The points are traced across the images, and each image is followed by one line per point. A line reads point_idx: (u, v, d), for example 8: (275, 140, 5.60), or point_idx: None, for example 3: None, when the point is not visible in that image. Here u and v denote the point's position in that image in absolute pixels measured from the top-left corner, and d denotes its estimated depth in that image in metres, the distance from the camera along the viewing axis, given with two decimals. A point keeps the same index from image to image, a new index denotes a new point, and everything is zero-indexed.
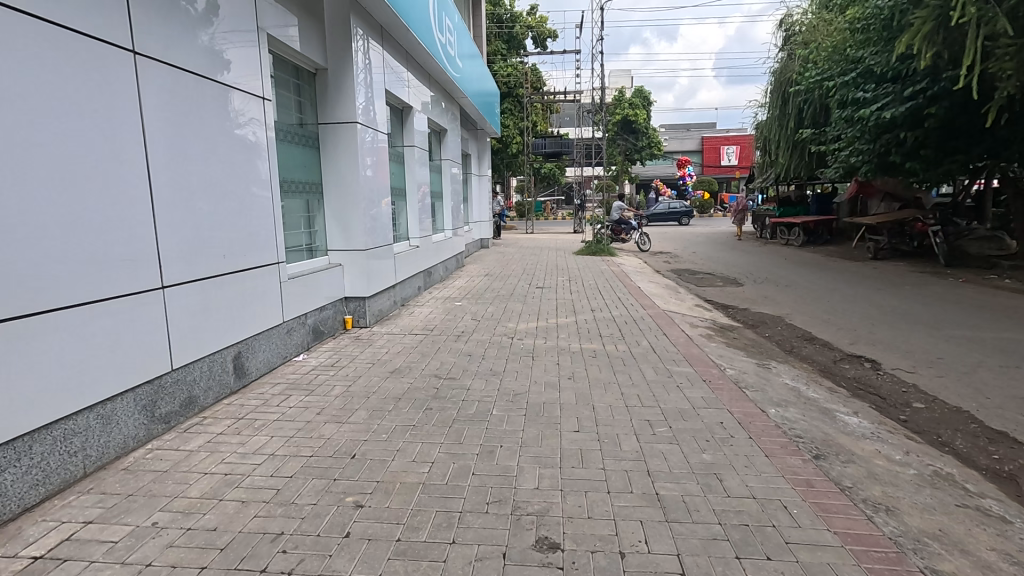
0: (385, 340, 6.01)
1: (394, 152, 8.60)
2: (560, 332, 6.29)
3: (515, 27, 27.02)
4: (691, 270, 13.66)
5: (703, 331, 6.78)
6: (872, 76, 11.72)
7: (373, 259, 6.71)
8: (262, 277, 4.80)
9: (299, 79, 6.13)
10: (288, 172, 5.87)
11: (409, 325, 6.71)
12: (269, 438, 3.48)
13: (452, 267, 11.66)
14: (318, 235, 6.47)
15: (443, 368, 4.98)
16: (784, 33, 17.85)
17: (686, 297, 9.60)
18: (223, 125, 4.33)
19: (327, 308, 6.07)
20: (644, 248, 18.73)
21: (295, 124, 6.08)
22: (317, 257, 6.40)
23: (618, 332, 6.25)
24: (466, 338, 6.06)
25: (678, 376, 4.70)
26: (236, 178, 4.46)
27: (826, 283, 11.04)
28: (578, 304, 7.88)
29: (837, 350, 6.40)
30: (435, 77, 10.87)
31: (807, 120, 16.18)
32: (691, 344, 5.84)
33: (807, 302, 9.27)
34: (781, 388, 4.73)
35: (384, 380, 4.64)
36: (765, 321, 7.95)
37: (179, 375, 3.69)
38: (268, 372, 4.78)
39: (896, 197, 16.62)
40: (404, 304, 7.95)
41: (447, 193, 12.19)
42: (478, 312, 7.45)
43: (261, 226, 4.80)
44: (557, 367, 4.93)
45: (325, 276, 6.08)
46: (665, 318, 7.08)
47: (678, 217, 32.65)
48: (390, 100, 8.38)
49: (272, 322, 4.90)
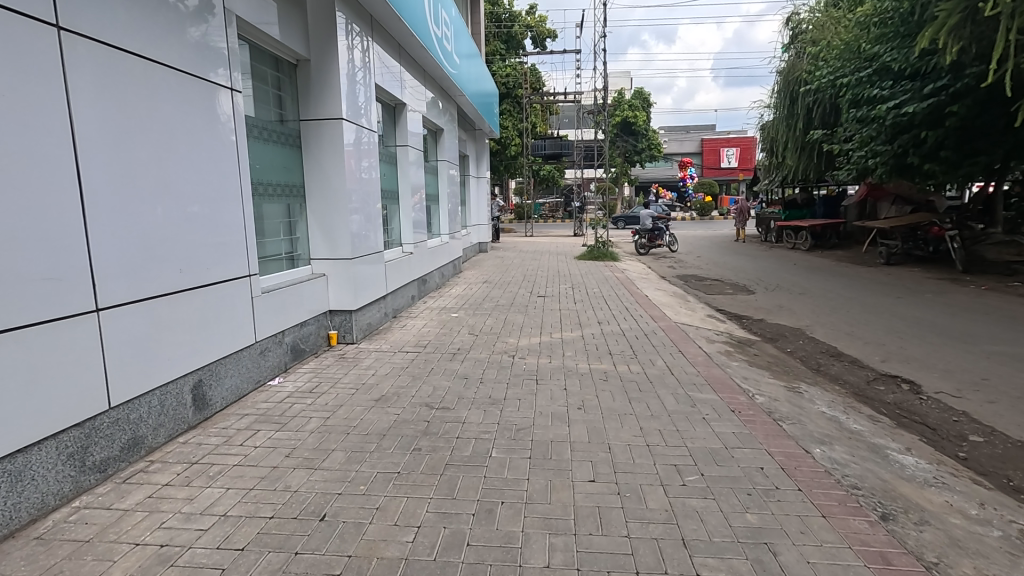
0: (372, 359, 5.43)
1: (386, 153, 7.98)
2: (566, 350, 5.71)
3: (513, 26, 26.50)
4: (699, 276, 13.08)
5: (721, 347, 6.21)
6: (889, 73, 11.18)
7: (361, 270, 6.13)
8: (230, 292, 4.20)
9: (278, 72, 5.56)
10: (263, 173, 5.28)
11: (400, 341, 6.12)
12: (223, 492, 2.90)
13: (448, 274, 11.06)
14: (300, 242, 5.90)
15: (436, 394, 4.40)
16: (791, 31, 17.32)
17: (696, 307, 9.05)
18: (188, 121, 3.76)
19: (309, 323, 5.50)
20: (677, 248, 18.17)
21: (275, 121, 5.50)
22: (299, 267, 5.83)
23: (629, 350, 5.68)
24: (462, 357, 5.48)
25: (702, 405, 4.13)
26: (202, 183, 3.89)
27: (843, 291, 10.48)
28: (584, 316, 7.31)
29: (869, 370, 5.83)
30: (430, 73, 10.30)
31: (817, 120, 15.62)
32: (711, 365, 5.27)
33: (825, 312, 8.71)
34: (819, 419, 4.17)
35: (368, 410, 4.06)
36: (785, 334, 7.38)
37: (119, 414, 3.12)
38: (237, 401, 4.20)
39: (908, 200, 16.11)
40: (396, 315, 7.37)
41: (444, 196, 11.62)
42: (475, 325, 6.86)
43: (230, 234, 4.20)
44: (564, 394, 4.37)
45: (307, 288, 5.51)
46: (679, 333, 6.52)
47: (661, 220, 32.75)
48: (381, 97, 7.80)
49: (241, 343, 4.31)
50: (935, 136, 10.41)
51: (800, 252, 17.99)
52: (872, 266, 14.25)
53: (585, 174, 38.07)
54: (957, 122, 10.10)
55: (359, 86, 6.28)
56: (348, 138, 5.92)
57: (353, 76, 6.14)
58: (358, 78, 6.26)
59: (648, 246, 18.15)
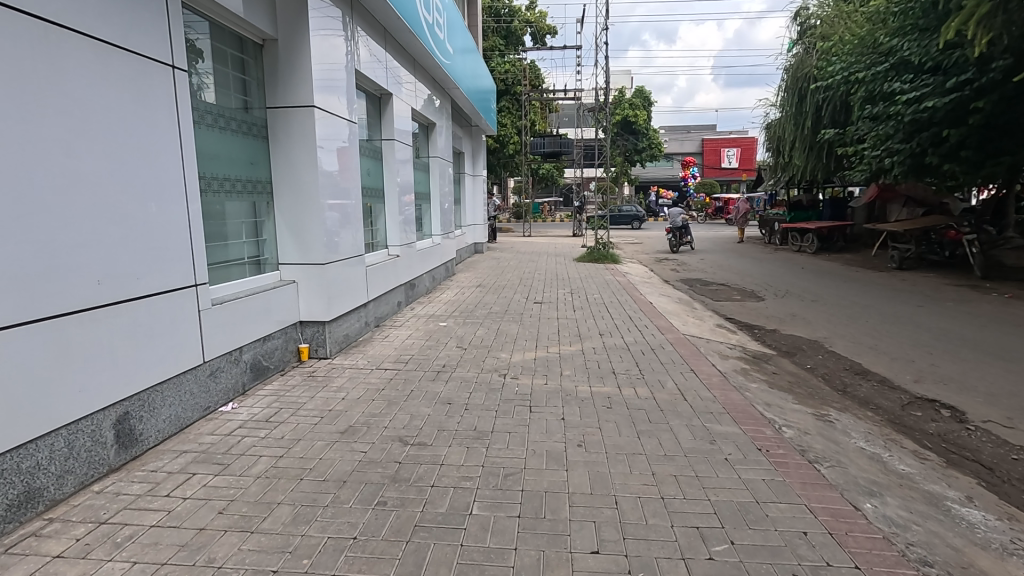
0: (345, 378, 4.80)
1: (369, 148, 7.32)
2: (564, 369, 5.09)
3: (513, 22, 25.86)
4: (704, 281, 12.48)
5: (736, 364, 5.59)
6: (909, 67, 10.60)
7: (336, 276, 5.49)
8: (170, 306, 3.55)
9: (242, 53, 4.92)
10: (222, 166, 4.64)
11: (379, 355, 5.50)
12: (124, 570, 2.28)
13: (439, 277, 10.43)
14: (266, 245, 5.28)
15: (412, 426, 3.77)
16: (799, 27, 16.67)
17: (704, 315, 8.43)
18: (112, 103, 3.13)
19: (274, 337, 4.87)
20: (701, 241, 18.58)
21: (238, 108, 4.87)
22: (265, 273, 5.22)
23: (635, 369, 5.07)
24: (447, 376, 4.86)
25: (723, 443, 3.52)
26: (131, 177, 3.25)
27: (859, 298, 9.86)
28: (583, 327, 6.69)
29: (902, 392, 5.22)
30: (421, 63, 9.64)
31: (826, 118, 14.99)
32: (728, 388, 4.65)
33: (843, 322, 8.10)
34: (861, 459, 3.55)
35: (329, 448, 3.44)
36: (802, 348, 6.77)
37: (4, 465, 2.50)
38: (176, 433, 3.57)
39: (920, 202, 15.53)
40: (379, 324, 6.74)
41: (436, 194, 10.96)
42: (464, 337, 6.24)
43: (169, 238, 3.56)
44: (561, 427, 3.75)
45: (272, 297, 4.88)
46: (689, 348, 5.90)
47: (635, 221, 32.82)
48: (364, 86, 7.15)
49: (185, 366, 3.67)
50: (958, 134, 9.80)
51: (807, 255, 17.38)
52: (884, 270, 13.65)
53: (584, 173, 37.48)
54: (983, 119, 9.49)
55: (335, 70, 5.62)
56: (319, 128, 5.23)
57: (328, 60, 5.48)
58: (333, 62, 5.60)
59: (679, 245, 18.57)
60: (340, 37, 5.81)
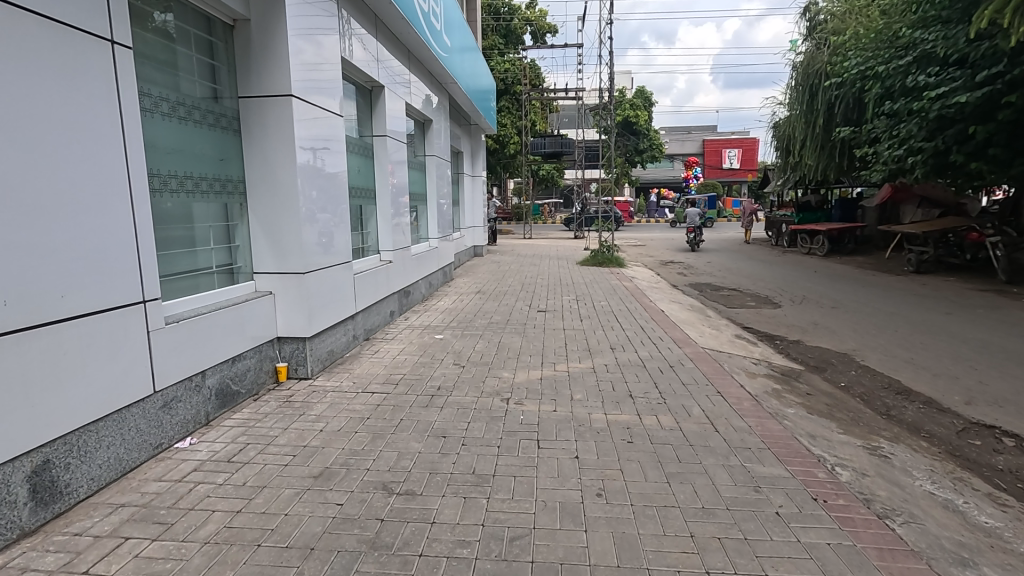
0: (327, 404, 4.21)
1: (359, 145, 6.71)
2: (574, 391, 4.52)
3: (512, 20, 25.33)
4: (714, 286, 11.91)
5: (766, 384, 5.02)
6: (933, 60, 10.05)
7: (318, 286, 4.90)
8: (111, 326, 2.97)
9: (210, 35, 4.33)
10: (185, 162, 4.04)
11: (367, 375, 4.92)
12: None
13: (436, 283, 9.84)
14: (240, 252, 4.68)
15: (399, 469, 3.19)
16: (808, 23, 16.14)
17: (720, 325, 7.86)
18: (28, 86, 2.57)
19: (245, 357, 4.28)
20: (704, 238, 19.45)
21: (206, 97, 4.28)
22: (238, 283, 4.62)
23: (655, 392, 4.49)
24: (442, 402, 4.28)
25: (771, 491, 2.94)
26: (52, 172, 2.66)
27: (882, 305, 9.28)
28: (593, 340, 6.12)
29: (955, 416, 4.64)
30: (417, 55, 9.01)
31: (839, 116, 14.42)
32: (762, 415, 4.07)
33: (870, 332, 7.52)
34: (937, 512, 2.96)
35: (298, 499, 2.86)
36: (832, 363, 6.20)
37: None
38: (117, 479, 2.99)
39: (935, 202, 14.97)
40: (369, 337, 6.17)
41: (433, 196, 10.33)
42: (463, 352, 5.66)
43: (108, 246, 2.97)
44: (575, 470, 3.18)
45: (243, 311, 4.28)
46: (711, 364, 5.33)
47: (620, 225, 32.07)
48: (352, 77, 6.50)
49: (128, 399, 3.08)
50: (986, 130, 9.23)
51: (817, 258, 16.79)
52: (902, 274, 13.08)
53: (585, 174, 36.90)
54: (1014, 113, 8.94)
55: (320, 66, 5.04)
56: (303, 126, 4.70)
57: (313, 55, 4.90)
58: (318, 57, 5.02)
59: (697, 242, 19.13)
60: (328, 31, 5.24)
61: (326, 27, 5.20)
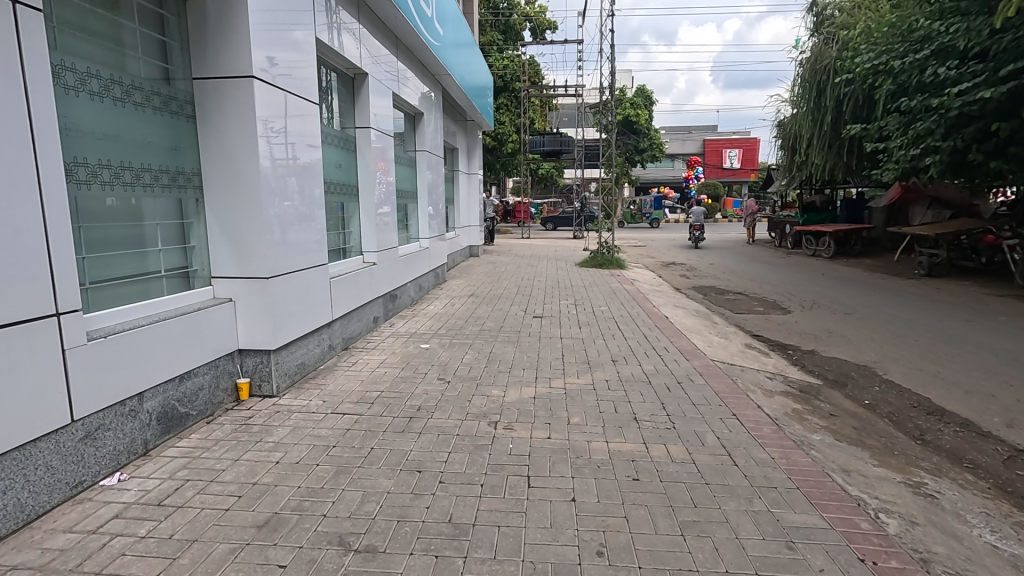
0: (288, 428, 3.68)
1: (339, 137, 6.17)
2: (571, 414, 4.00)
3: (512, 15, 24.57)
4: (719, 289, 11.41)
5: (784, 403, 4.52)
6: (951, 53, 9.59)
7: (286, 292, 4.37)
8: (8, 345, 2.44)
9: (161, 7, 3.78)
10: (127, 152, 3.47)
11: (340, 392, 4.40)
12: None
13: (427, 286, 9.32)
14: (196, 253, 4.14)
15: (360, 516, 2.68)
16: (814, 18, 15.68)
17: (728, 333, 7.36)
18: None
19: (198, 373, 3.76)
20: (704, 233, 19.62)
21: (157, 77, 3.74)
22: (194, 288, 4.08)
23: (663, 416, 3.98)
24: (420, 426, 3.76)
25: (808, 549, 2.44)
26: None
27: (898, 311, 8.78)
28: (592, 351, 5.61)
29: (998, 442, 4.14)
30: (406, 43, 8.48)
31: (847, 113, 13.92)
32: (785, 444, 3.56)
33: (888, 341, 7.01)
34: (1008, 575, 2.45)
35: (231, 560, 2.34)
36: (853, 377, 5.70)
37: None
38: (17, 530, 2.49)
39: (946, 202, 14.49)
40: (347, 346, 5.66)
41: (424, 193, 9.76)
42: (449, 364, 5.14)
43: (7, 247, 2.46)
44: (571, 518, 2.68)
45: (193, 321, 3.71)
46: (723, 380, 4.81)
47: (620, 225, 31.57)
48: (331, 61, 5.97)
49: (34, 433, 2.56)
50: (1010, 127, 8.75)
51: (823, 260, 16.31)
52: (913, 278, 12.58)
53: (585, 174, 36.39)
54: None
55: (301, 63, 4.73)
56: (302, 123, 4.75)
57: (280, 55, 4.37)
58: (299, 53, 4.70)
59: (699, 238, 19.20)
60: (295, 22, 4.65)
61: (293, 20, 4.62)
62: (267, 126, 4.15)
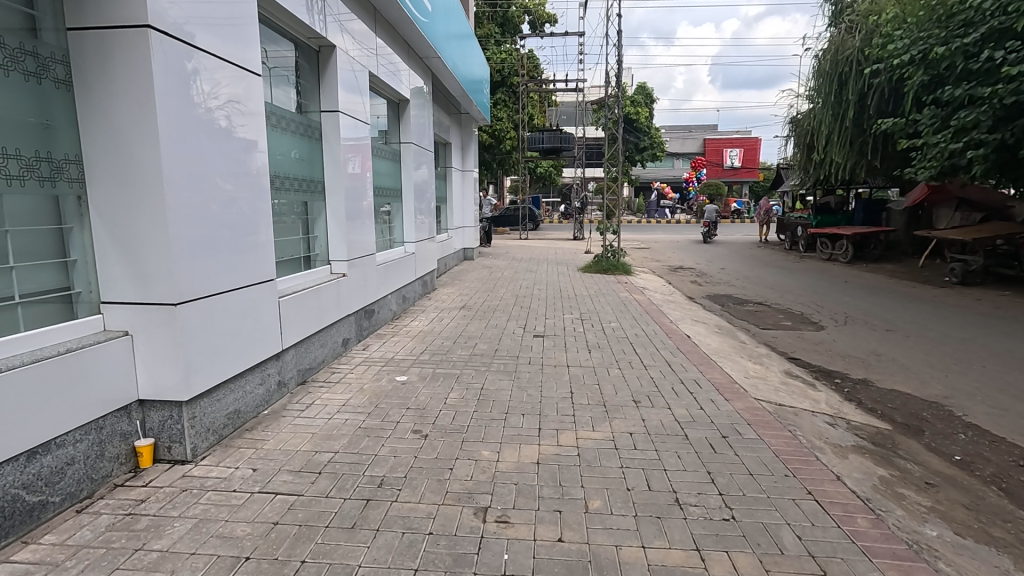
0: (187, 525, 2.57)
1: (298, 120, 5.05)
2: (586, 493, 2.92)
3: (509, 7, 23.50)
4: (737, 298, 10.37)
5: (864, 465, 3.47)
6: (1006, 36, 8.61)
7: (195, 332, 3.18)
8: None
9: None
10: None
11: (276, 455, 3.29)
12: None
13: (413, 296, 8.24)
14: (79, 269, 3.03)
15: None
16: (833, 7, 14.63)
17: (761, 356, 6.30)
18: None
19: (63, 444, 2.64)
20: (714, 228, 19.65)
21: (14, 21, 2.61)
22: (78, 317, 2.98)
23: (715, 497, 2.91)
24: (378, 520, 2.66)
25: None
26: None
27: (947, 327, 7.73)
28: (607, 388, 4.52)
29: None
30: (395, 22, 7.44)
31: (872, 108, 12.90)
32: (900, 550, 2.49)
33: (950, 368, 5.93)
34: None
35: None
36: (927, 418, 4.65)
37: None
38: None
39: (975, 203, 13.59)
40: (304, 380, 4.58)
41: (408, 191, 8.59)
42: (428, 408, 4.06)
43: None
44: None
45: (46, 368, 2.53)
46: (780, 434, 3.73)
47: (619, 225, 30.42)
48: (288, 24, 4.80)
49: None
50: None
51: (841, 264, 15.28)
52: (945, 286, 11.54)
53: (584, 173, 35.25)
54: None
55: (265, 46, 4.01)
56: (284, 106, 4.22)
57: (252, 53, 3.80)
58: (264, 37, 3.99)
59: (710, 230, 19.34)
60: (235, 14, 3.60)
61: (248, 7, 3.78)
62: (230, 104, 3.54)
